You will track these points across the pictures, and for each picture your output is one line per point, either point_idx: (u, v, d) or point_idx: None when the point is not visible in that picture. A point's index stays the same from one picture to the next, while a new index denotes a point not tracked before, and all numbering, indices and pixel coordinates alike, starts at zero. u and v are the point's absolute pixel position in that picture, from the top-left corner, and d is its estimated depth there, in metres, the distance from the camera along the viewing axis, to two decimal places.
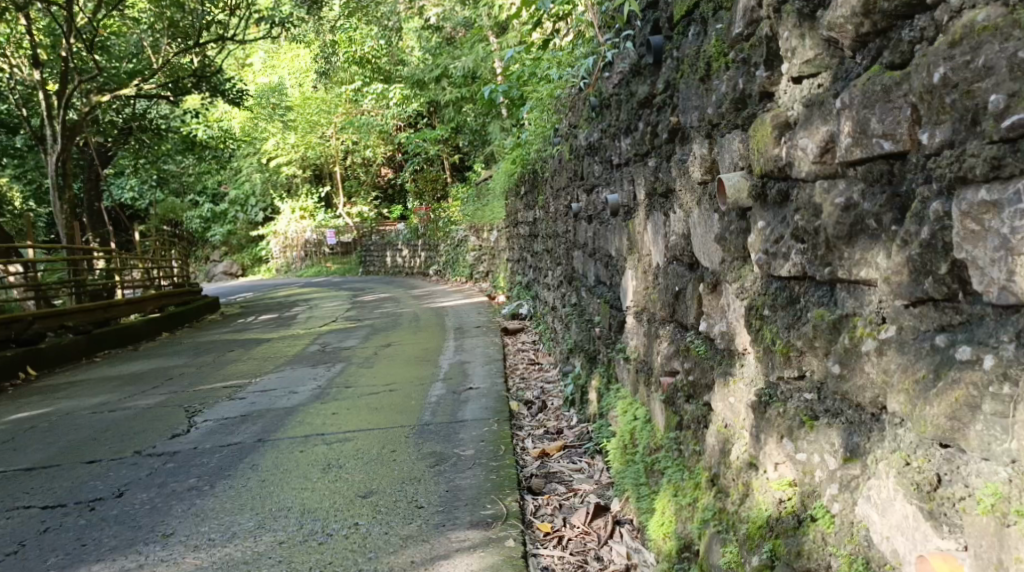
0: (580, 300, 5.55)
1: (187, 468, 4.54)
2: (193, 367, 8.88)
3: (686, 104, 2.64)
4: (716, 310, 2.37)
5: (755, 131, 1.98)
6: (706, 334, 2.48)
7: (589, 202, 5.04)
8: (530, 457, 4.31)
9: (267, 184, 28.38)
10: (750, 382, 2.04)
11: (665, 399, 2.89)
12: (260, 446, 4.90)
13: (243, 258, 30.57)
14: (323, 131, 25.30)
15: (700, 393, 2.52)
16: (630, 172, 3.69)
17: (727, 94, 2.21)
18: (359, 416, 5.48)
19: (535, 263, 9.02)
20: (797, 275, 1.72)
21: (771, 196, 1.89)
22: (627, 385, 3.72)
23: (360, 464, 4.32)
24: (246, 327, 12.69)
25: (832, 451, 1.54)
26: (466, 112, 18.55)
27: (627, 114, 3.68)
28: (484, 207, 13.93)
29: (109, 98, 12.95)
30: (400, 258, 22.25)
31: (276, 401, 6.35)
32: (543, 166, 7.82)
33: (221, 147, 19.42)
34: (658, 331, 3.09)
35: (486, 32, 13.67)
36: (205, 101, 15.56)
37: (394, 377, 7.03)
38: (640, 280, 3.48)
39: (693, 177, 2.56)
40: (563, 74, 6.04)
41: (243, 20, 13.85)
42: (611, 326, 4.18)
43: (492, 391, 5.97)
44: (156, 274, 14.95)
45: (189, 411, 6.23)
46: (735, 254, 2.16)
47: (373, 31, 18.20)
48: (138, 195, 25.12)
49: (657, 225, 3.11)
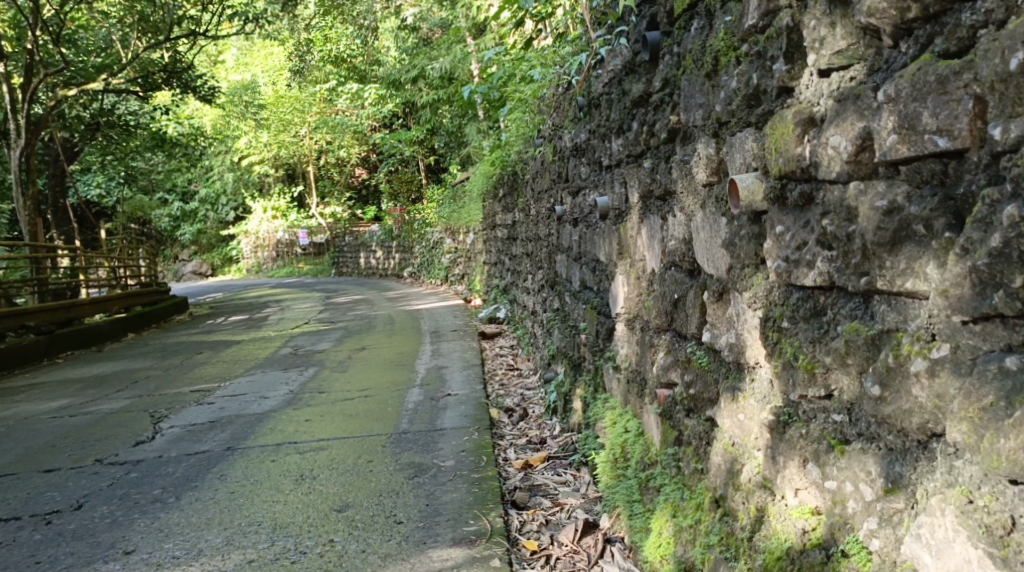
0: (563, 305, 5.41)
1: (151, 478, 4.33)
2: (159, 370, 8.60)
3: (688, 102, 2.50)
4: (722, 320, 2.22)
5: (772, 128, 1.83)
6: (709, 346, 2.34)
7: (574, 205, 4.89)
8: (512, 469, 4.15)
9: (238, 183, 27.95)
10: (764, 399, 1.90)
11: (662, 412, 2.74)
12: (229, 455, 4.69)
13: (213, 257, 30.16)
14: (296, 131, 24.83)
15: (702, 408, 2.37)
16: (621, 174, 3.54)
17: (739, 88, 2.06)
18: (334, 423, 5.29)
19: (514, 266, 8.86)
20: (824, 285, 1.58)
21: (791, 199, 1.74)
22: (617, 396, 3.58)
23: (335, 475, 4.13)
24: (215, 329, 12.39)
25: (868, 480, 1.40)
26: (443, 113, 18.40)
27: (619, 113, 3.54)
28: (461, 209, 13.75)
29: (75, 92, 12.62)
30: (374, 260, 22.02)
31: (246, 407, 6.13)
32: (524, 168, 7.69)
33: (191, 144, 19.06)
34: (653, 339, 2.95)
35: (465, 33, 13.50)
36: (175, 98, 15.23)
37: (369, 382, 6.84)
38: (633, 287, 3.33)
39: (696, 179, 2.42)
40: (547, 73, 5.89)
41: (216, 15, 13.62)
42: (599, 334, 4.03)
43: (472, 398, 5.81)
44: (122, 273, 14.60)
45: (155, 417, 6.00)
46: (747, 261, 2.01)
47: (348, 30, 17.94)
48: (106, 193, 24.60)
49: (653, 228, 2.97)
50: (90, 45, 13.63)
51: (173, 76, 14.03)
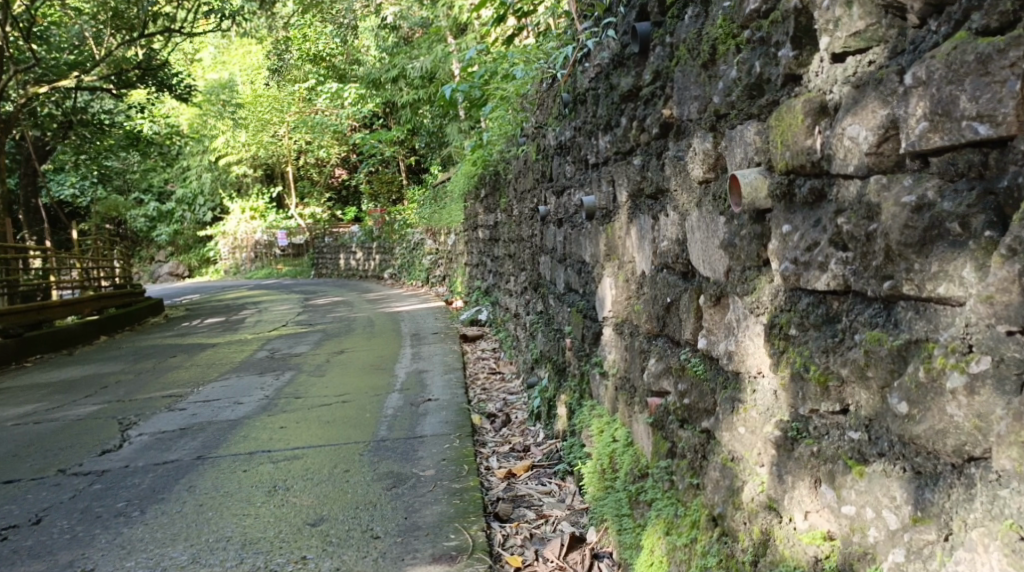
0: (547, 307, 5.27)
1: (116, 490, 4.13)
2: (130, 374, 8.37)
3: (682, 93, 2.36)
4: (720, 326, 2.08)
5: (778, 120, 1.69)
6: (706, 353, 2.20)
7: (558, 205, 4.75)
8: (495, 478, 3.99)
9: (216, 183, 27.64)
10: (768, 412, 1.75)
11: (653, 422, 2.59)
12: (200, 464, 4.50)
13: (190, 259, 29.80)
14: (275, 131, 24.50)
15: (698, 419, 2.23)
16: (609, 172, 3.41)
17: (739, 78, 1.93)
18: (310, 431, 5.11)
19: (495, 268, 8.73)
20: (839, 290, 1.44)
21: (800, 196, 1.61)
22: (604, 402, 3.44)
23: (310, 486, 3.95)
24: (190, 331, 12.14)
25: (893, 506, 1.27)
26: (423, 113, 18.23)
27: (606, 110, 3.40)
28: (442, 209, 13.59)
29: (46, 90, 12.36)
30: (354, 261, 21.80)
31: (219, 413, 5.92)
32: (505, 167, 7.54)
33: (168, 142, 18.77)
34: (644, 345, 2.81)
35: (445, 32, 13.35)
36: (150, 96, 14.96)
37: (347, 386, 6.66)
38: (621, 289, 3.19)
39: (691, 174, 2.28)
40: (529, 70, 5.75)
41: (192, 13, 13.39)
42: (585, 339, 3.89)
43: (452, 403, 5.65)
44: (97, 274, 14.29)
45: (123, 424, 5.79)
46: (748, 262, 1.88)
47: (327, 29, 17.72)
48: (80, 192, 24.20)
49: (643, 228, 2.83)
50: (64, 42, 13.34)
51: (148, 75, 13.75)
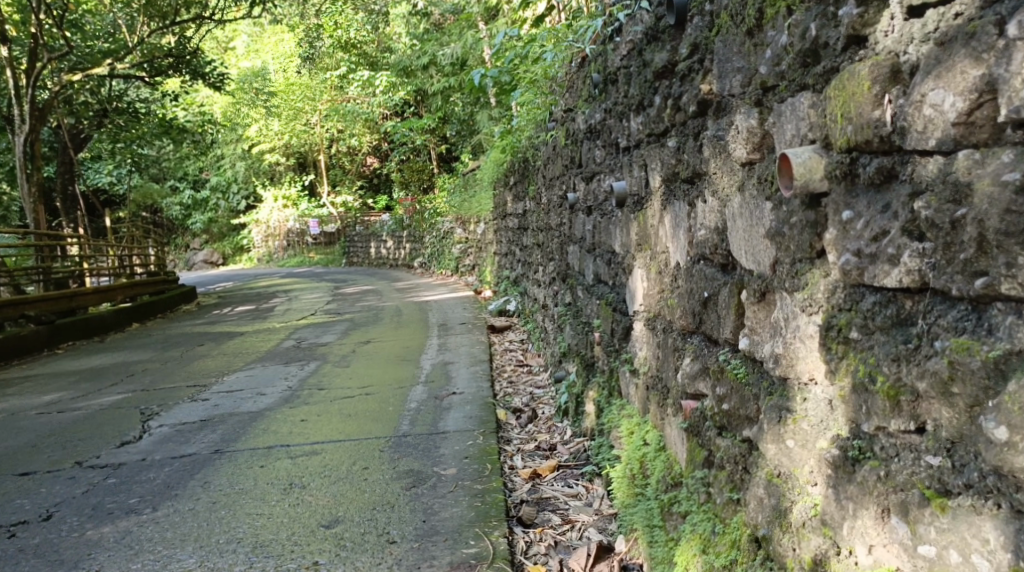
0: (575, 298, 5.07)
1: (129, 486, 4.00)
2: (157, 363, 8.30)
3: (723, 65, 2.14)
4: (765, 325, 1.86)
5: (839, 89, 1.47)
6: (748, 355, 1.98)
7: (588, 192, 4.54)
8: (519, 479, 3.80)
9: (249, 172, 27.70)
10: (822, 425, 1.54)
11: (688, 427, 2.37)
12: (216, 459, 4.36)
13: (223, 247, 29.94)
14: (308, 119, 24.46)
15: (738, 427, 2.01)
16: (641, 156, 3.19)
17: (789, 44, 1.70)
18: (330, 424, 4.96)
19: (524, 257, 8.54)
20: (913, 287, 1.23)
21: (863, 176, 1.39)
22: (634, 402, 3.23)
23: (327, 484, 3.80)
24: (220, 320, 12.09)
25: (985, 551, 1.07)
26: (454, 101, 18.01)
27: (639, 88, 3.18)
28: (472, 198, 13.42)
29: (80, 77, 12.36)
30: (384, 250, 21.71)
31: (240, 405, 5.79)
32: (535, 154, 7.32)
33: (200, 130, 18.78)
34: (678, 342, 2.60)
35: (476, 18, 13.12)
36: (183, 84, 14.92)
37: (371, 378, 6.51)
38: (653, 282, 2.97)
39: (732, 155, 2.06)
40: (559, 52, 5.53)
41: (225, 0, 13.29)
42: (614, 334, 3.68)
43: (478, 397, 5.47)
44: (130, 261, 14.32)
45: (144, 414, 5.68)
46: (800, 254, 1.66)
47: (359, 17, 17.58)
48: (117, 179, 24.39)
49: (678, 215, 2.61)
50: (98, 30, 13.31)
51: (181, 63, 13.65)
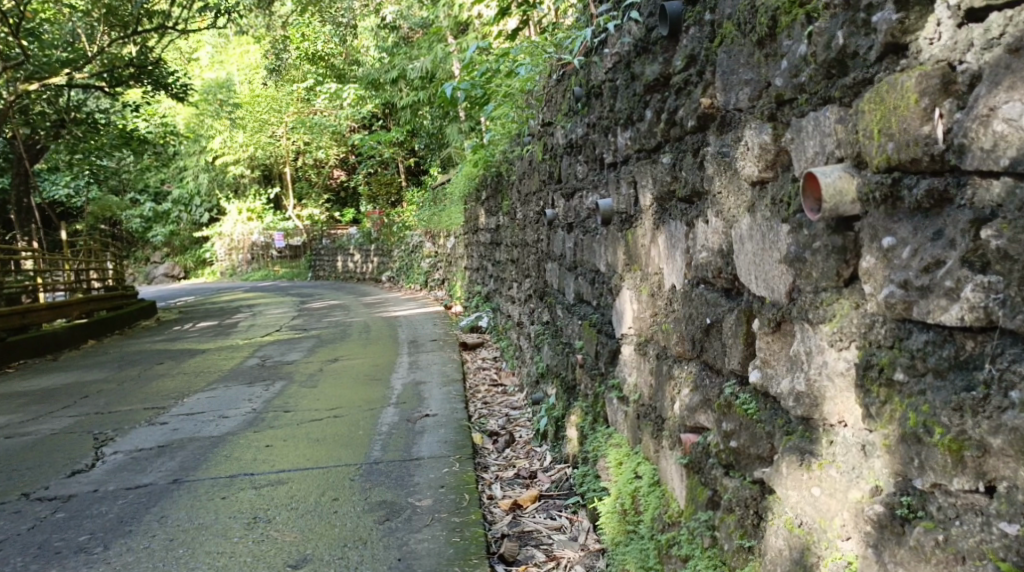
0: (554, 317, 4.92)
1: (79, 521, 3.76)
2: (114, 383, 7.97)
3: (729, 77, 1.99)
4: (781, 358, 1.71)
5: (876, 101, 1.33)
6: (760, 389, 1.83)
7: (568, 209, 4.39)
8: (499, 510, 3.62)
9: (213, 184, 27.28)
10: (854, 474, 1.41)
11: (688, 462, 2.22)
12: (175, 490, 4.12)
13: (185, 259, 29.41)
14: (273, 131, 24.09)
15: (748, 466, 1.86)
16: (629, 172, 3.04)
17: (810, 52, 1.56)
18: (297, 451, 4.73)
19: (496, 273, 8.39)
20: (978, 326, 1.10)
21: (907, 200, 1.25)
22: (622, 431, 3.07)
23: (294, 517, 3.59)
24: (181, 336, 11.75)
25: None
26: (422, 115, 17.89)
27: (627, 102, 3.04)
28: (440, 212, 13.25)
29: (37, 86, 12.01)
30: (351, 263, 21.44)
31: (201, 429, 5.53)
32: (508, 168, 7.17)
33: (162, 141, 18.42)
34: (675, 371, 2.45)
35: (446, 32, 13.00)
36: (145, 95, 14.58)
37: (339, 399, 6.28)
38: (644, 305, 2.82)
39: (740, 173, 1.91)
40: (534, 65, 5.40)
41: (188, 9, 12.99)
42: (599, 357, 3.52)
43: (451, 420, 5.29)
44: (88, 276, 13.91)
45: (99, 440, 5.40)
46: (824, 282, 1.51)
47: (326, 30, 17.34)
48: (75, 192, 23.85)
49: (675, 235, 2.47)
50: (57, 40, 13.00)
51: (143, 72, 13.34)
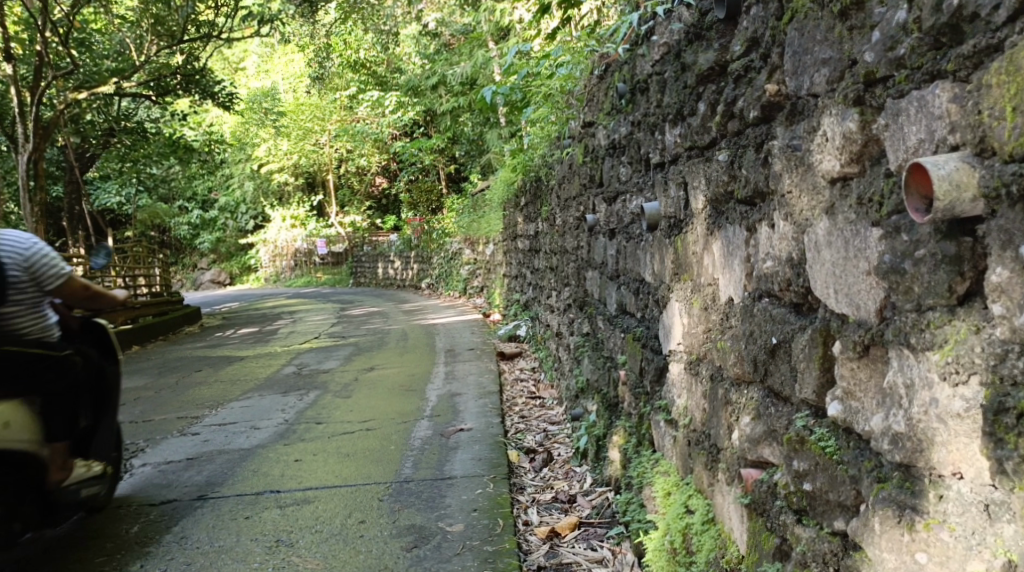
0: (594, 328, 4.65)
1: (96, 541, 3.57)
2: (151, 391, 7.86)
3: (800, 59, 1.72)
4: (870, 390, 1.44)
5: (1012, 72, 1.09)
6: (841, 424, 1.55)
7: (610, 214, 4.12)
8: (536, 539, 3.36)
9: (257, 192, 27.43)
10: (976, 541, 1.15)
11: (750, 502, 1.94)
12: (198, 507, 3.93)
13: (231, 266, 29.48)
14: (316, 139, 24.25)
15: (826, 515, 1.59)
16: (679, 172, 2.76)
17: (912, 18, 1.29)
18: (327, 466, 4.51)
19: (535, 281, 8.14)
20: None
21: None
22: (671, 457, 2.79)
23: (317, 542, 3.36)
24: (222, 343, 11.67)
25: None
26: (463, 121, 17.70)
27: (678, 94, 2.77)
28: (480, 219, 13.04)
29: (86, 95, 12.02)
30: (392, 270, 21.33)
31: (232, 441, 5.34)
32: (548, 173, 6.92)
33: (209, 150, 18.48)
34: (733, 395, 2.17)
35: (487, 36, 12.76)
36: (192, 104, 14.54)
37: (374, 411, 6.06)
38: (696, 320, 2.53)
39: (816, 168, 1.63)
40: (576, 65, 5.16)
41: (233, 19, 12.92)
42: (644, 374, 3.24)
43: (488, 435, 5.03)
44: (134, 282, 13.93)
45: (128, 451, 5.25)
46: (930, 298, 1.24)
47: (370, 38, 17.22)
48: (125, 200, 24.11)
49: (732, 241, 2.19)
50: (106, 49, 13.08)
51: (190, 82, 13.28)
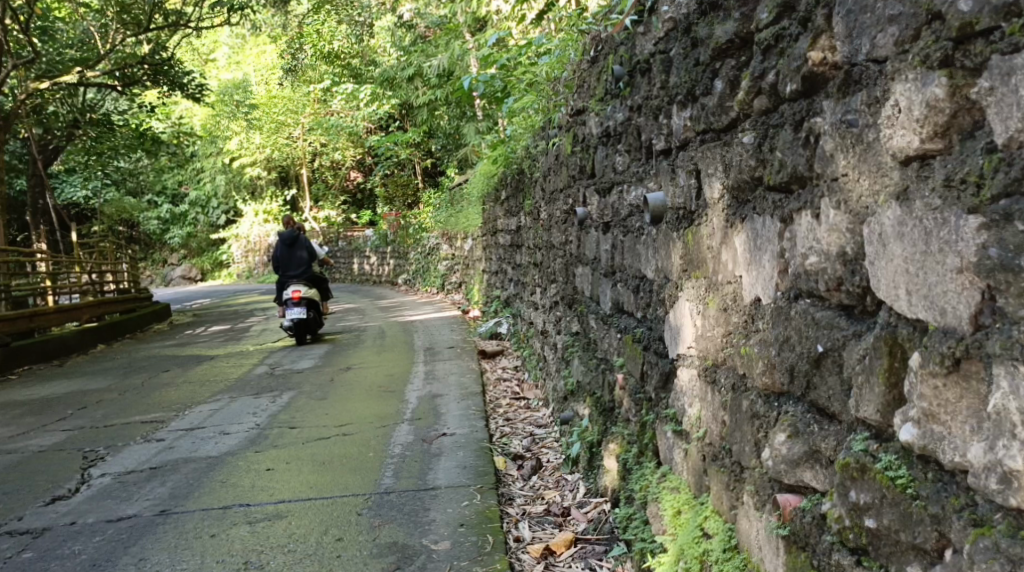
0: (585, 327, 4.39)
1: (46, 563, 3.25)
2: (115, 393, 7.49)
3: (857, 16, 1.46)
4: (963, 412, 1.19)
5: None
6: (916, 450, 1.30)
7: (603, 206, 3.86)
8: (529, 558, 3.10)
9: (230, 186, 27.00)
10: None
11: (789, 534, 1.68)
12: (160, 523, 3.61)
13: (202, 261, 28.95)
14: (290, 132, 23.82)
15: (897, 558, 1.34)
16: (689, 157, 2.51)
17: None
18: (300, 477, 4.21)
19: (517, 277, 7.88)
20: None
21: None
22: (679, 472, 2.53)
23: (291, 563, 3.08)
24: (193, 340, 11.31)
25: None
26: (440, 114, 17.36)
27: (687, 72, 2.52)
28: (458, 214, 12.75)
29: (48, 86, 11.53)
30: (368, 265, 21.02)
31: (199, 448, 5.02)
32: (531, 165, 6.66)
33: (177, 143, 17.97)
34: (759, 407, 1.92)
35: (464, 28, 12.41)
36: (160, 97, 14.06)
37: (351, 414, 5.76)
38: (712, 321, 2.28)
39: (882, 146, 1.39)
40: (566, 50, 4.90)
41: (201, 8, 12.44)
42: (647, 379, 2.99)
43: (472, 440, 4.77)
44: (99, 279, 13.44)
45: (87, 460, 4.91)
46: None
47: (344, 30, 16.78)
48: (93, 194, 23.54)
49: (761, 234, 1.94)
50: (70, 39, 12.62)
51: (158, 73, 12.78)
